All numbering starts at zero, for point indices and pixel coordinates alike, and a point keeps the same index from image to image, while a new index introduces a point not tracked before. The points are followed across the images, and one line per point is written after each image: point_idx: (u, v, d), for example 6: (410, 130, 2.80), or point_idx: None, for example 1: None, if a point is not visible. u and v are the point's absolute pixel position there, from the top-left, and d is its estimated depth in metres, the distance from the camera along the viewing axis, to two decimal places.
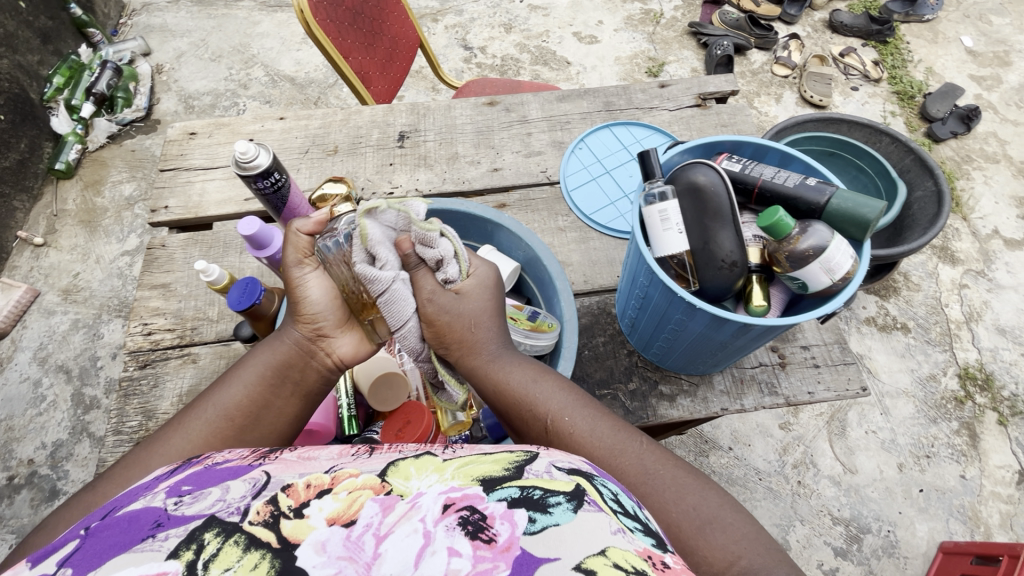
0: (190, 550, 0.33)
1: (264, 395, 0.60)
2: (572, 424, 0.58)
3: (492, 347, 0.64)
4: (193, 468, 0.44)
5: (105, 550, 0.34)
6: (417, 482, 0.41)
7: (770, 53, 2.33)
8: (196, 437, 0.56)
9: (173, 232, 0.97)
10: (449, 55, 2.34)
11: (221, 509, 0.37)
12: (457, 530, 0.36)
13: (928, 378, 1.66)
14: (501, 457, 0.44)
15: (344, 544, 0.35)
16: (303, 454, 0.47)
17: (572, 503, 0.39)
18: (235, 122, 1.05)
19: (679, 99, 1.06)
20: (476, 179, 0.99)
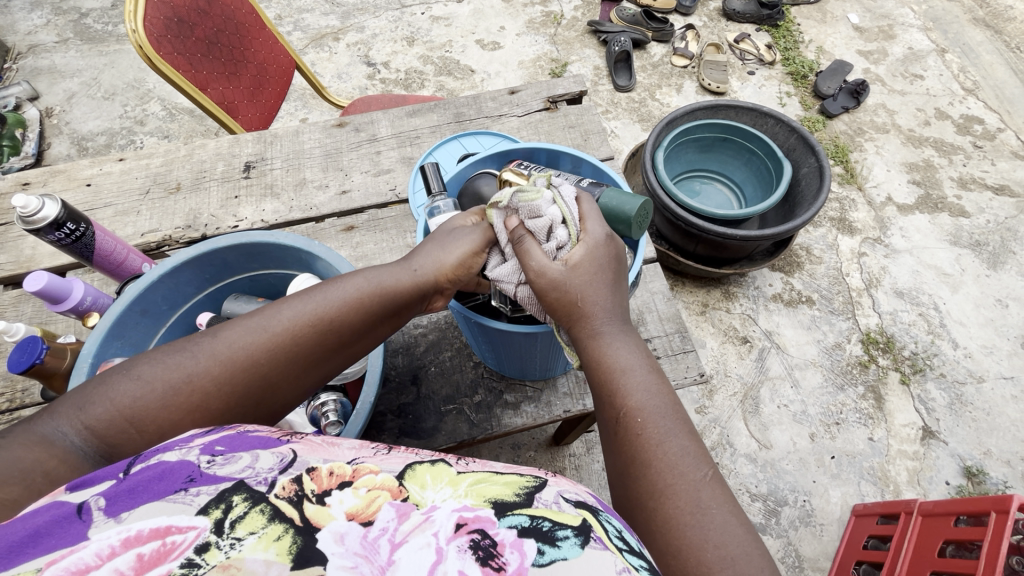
0: (218, 510, 0.36)
1: (362, 316, 0.61)
2: (650, 425, 0.56)
3: (611, 323, 0.63)
4: (226, 432, 0.46)
5: (140, 495, 0.37)
6: (433, 493, 0.40)
7: (668, 46, 2.39)
8: (286, 338, 0.57)
9: (5, 290, 0.92)
10: (352, 73, 2.31)
11: (251, 475, 0.39)
12: (468, 553, 0.35)
13: (833, 347, 1.72)
14: (512, 479, 0.43)
15: (359, 542, 0.36)
16: (328, 439, 0.47)
17: (581, 537, 0.38)
18: (72, 168, 1.01)
19: (528, 104, 1.07)
20: (324, 204, 0.97)
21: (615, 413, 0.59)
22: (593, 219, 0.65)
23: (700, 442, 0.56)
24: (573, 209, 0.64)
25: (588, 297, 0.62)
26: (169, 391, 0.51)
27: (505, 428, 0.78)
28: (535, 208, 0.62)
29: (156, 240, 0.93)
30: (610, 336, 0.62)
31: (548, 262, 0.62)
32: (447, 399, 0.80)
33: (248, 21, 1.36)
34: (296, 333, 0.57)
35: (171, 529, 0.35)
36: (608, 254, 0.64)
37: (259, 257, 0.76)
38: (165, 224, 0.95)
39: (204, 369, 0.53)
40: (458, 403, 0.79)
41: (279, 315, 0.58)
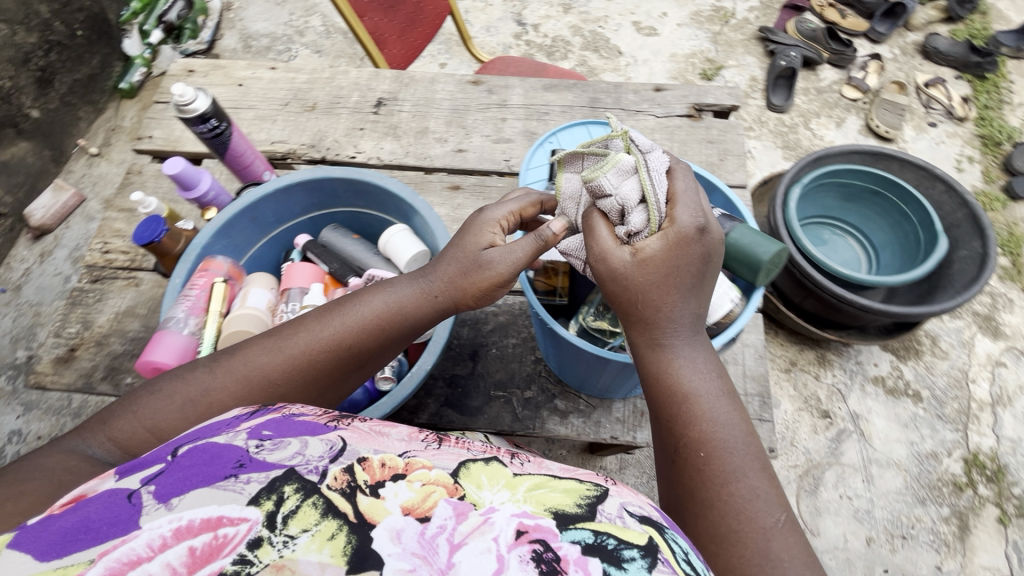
0: (269, 502, 0.35)
1: (383, 336, 0.60)
2: (718, 461, 0.52)
3: (683, 336, 0.56)
4: (272, 413, 0.45)
5: (189, 481, 0.37)
6: (490, 494, 0.38)
7: (843, 72, 2.13)
8: (302, 356, 0.57)
9: (152, 162, 1.02)
10: (500, 29, 2.29)
11: (301, 463, 0.38)
12: (530, 564, 0.33)
13: (928, 455, 1.51)
14: (573, 486, 0.40)
15: (417, 541, 0.34)
16: (375, 425, 0.46)
17: (647, 559, 0.35)
18: (230, 66, 1.08)
19: (670, 106, 0.99)
20: (438, 157, 0.97)
21: (679, 441, 0.54)
22: (685, 201, 0.54)
23: (769, 476, 0.52)
24: (659, 184, 0.54)
25: (659, 309, 0.54)
26: (189, 403, 0.54)
27: (546, 433, 0.75)
28: (598, 187, 0.54)
29: (281, 151, 0.99)
30: (677, 349, 0.55)
31: (613, 246, 0.55)
32: (498, 384, 0.79)
33: None
34: (312, 353, 0.57)
35: (223, 521, 0.34)
36: (698, 253, 0.53)
37: (367, 196, 0.77)
38: (293, 138, 1.00)
39: (225, 389, 0.54)
40: (509, 392, 0.78)
41: (293, 336, 0.58)
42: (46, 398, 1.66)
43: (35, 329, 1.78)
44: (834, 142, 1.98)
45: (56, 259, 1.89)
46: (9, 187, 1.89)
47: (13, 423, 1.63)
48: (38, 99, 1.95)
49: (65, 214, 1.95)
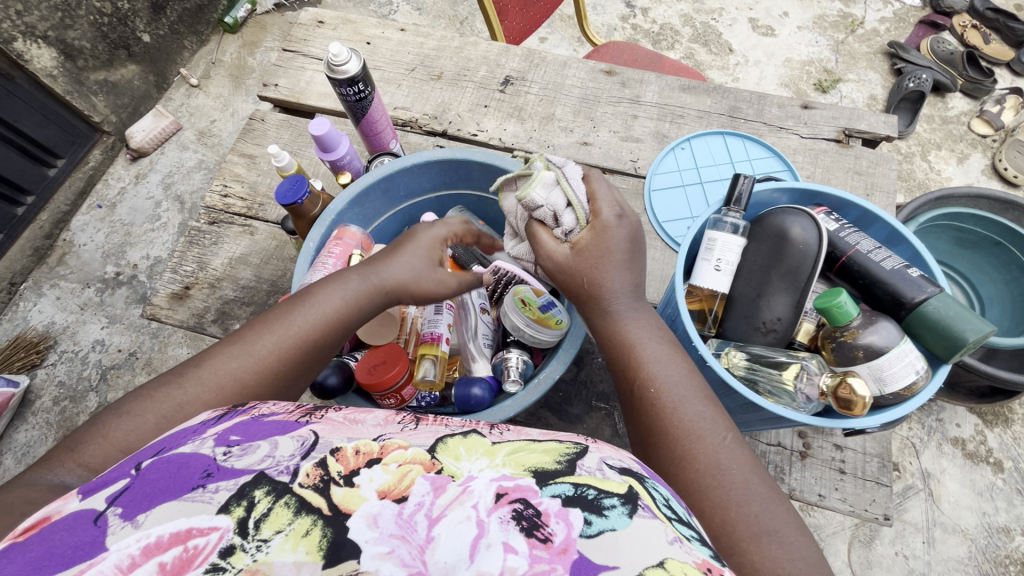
0: (241, 508, 0.31)
1: (348, 326, 0.55)
2: (666, 395, 0.50)
3: (623, 299, 0.56)
4: (241, 417, 0.41)
5: (154, 495, 0.33)
6: (469, 464, 0.35)
7: (976, 103, 1.95)
8: (272, 353, 0.51)
9: (275, 111, 1.03)
10: (608, 8, 2.17)
11: (271, 465, 0.34)
12: (512, 523, 0.31)
13: (999, 529, 1.41)
14: (551, 446, 0.38)
15: (395, 522, 0.31)
16: (349, 415, 0.42)
17: (628, 505, 0.33)
18: (361, 22, 1.07)
19: (817, 128, 0.92)
20: (561, 147, 0.93)
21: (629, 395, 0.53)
22: (603, 194, 0.57)
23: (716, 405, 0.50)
24: (580, 191, 0.57)
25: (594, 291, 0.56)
26: (163, 420, 0.46)
27: None
28: (530, 201, 0.57)
29: (404, 118, 0.97)
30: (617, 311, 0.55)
31: (554, 247, 0.57)
32: (602, 396, 0.77)
33: None
34: (280, 350, 0.52)
35: (192, 532, 0.30)
36: (621, 237, 0.56)
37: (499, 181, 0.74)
38: (416, 105, 0.98)
39: (208, 404, 0.47)
40: (610, 405, 0.76)
41: (253, 340, 0.52)
42: (130, 315, 1.74)
43: (125, 247, 1.85)
44: (952, 180, 1.83)
45: (150, 183, 1.96)
46: (114, 107, 1.95)
47: (98, 333, 1.72)
48: (149, 24, 1.97)
49: (161, 140, 2.00)
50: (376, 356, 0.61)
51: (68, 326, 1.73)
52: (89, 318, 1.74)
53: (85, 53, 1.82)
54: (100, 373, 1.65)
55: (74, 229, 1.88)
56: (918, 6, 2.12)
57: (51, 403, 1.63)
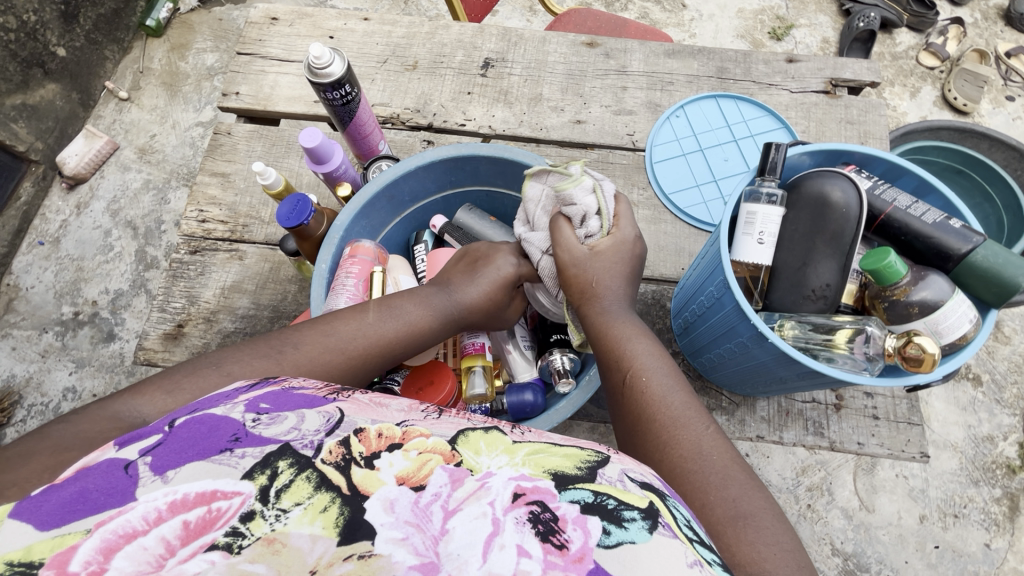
0: (264, 476, 0.29)
1: (424, 339, 0.58)
2: (653, 386, 0.51)
3: (607, 303, 0.58)
4: (273, 386, 0.39)
5: (185, 451, 0.31)
6: (488, 459, 0.33)
7: (921, 37, 2.00)
8: (356, 357, 0.53)
9: (240, 121, 0.95)
10: None
11: (297, 438, 0.32)
12: (526, 525, 0.29)
13: (984, 438, 1.51)
14: (574, 449, 0.35)
15: (411, 509, 0.29)
16: (376, 396, 0.39)
17: (648, 520, 0.31)
18: (319, 15, 0.99)
19: (805, 81, 0.92)
20: (554, 128, 0.90)
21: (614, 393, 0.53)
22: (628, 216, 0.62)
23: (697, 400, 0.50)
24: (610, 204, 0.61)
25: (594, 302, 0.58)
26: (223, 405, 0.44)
27: None
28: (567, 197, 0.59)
29: (385, 115, 0.91)
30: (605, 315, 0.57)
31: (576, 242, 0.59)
32: None
33: None
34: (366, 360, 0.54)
35: (216, 494, 0.28)
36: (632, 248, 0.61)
37: (509, 174, 0.71)
38: (395, 100, 0.92)
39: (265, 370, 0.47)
40: None
41: (346, 335, 0.53)
42: (99, 355, 1.62)
43: (79, 284, 1.71)
44: (907, 114, 1.90)
45: (94, 211, 1.80)
46: (38, 132, 1.77)
47: (66, 380, 1.59)
48: (63, 35, 1.80)
49: (98, 163, 1.84)
50: (421, 378, 0.64)
51: (30, 377, 1.59)
52: (53, 365, 1.61)
53: None
54: None
55: (17, 271, 1.72)
56: None
57: None
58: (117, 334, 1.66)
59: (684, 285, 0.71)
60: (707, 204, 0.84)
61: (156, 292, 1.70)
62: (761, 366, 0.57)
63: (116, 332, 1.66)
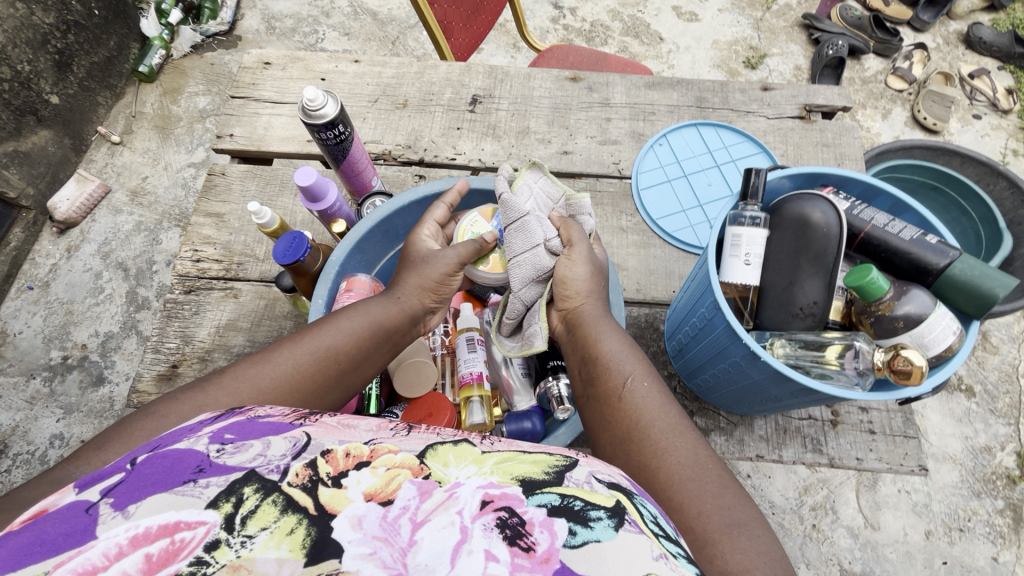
0: (228, 504, 0.28)
1: (376, 341, 0.58)
2: (645, 391, 0.52)
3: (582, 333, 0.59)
4: (238, 416, 0.37)
5: (146, 485, 0.29)
6: (456, 470, 0.33)
7: (888, 62, 2.10)
8: (304, 369, 0.51)
9: (234, 162, 0.97)
10: (537, 12, 2.18)
11: (262, 464, 0.31)
12: (495, 531, 0.29)
13: (982, 449, 1.51)
14: (541, 456, 0.36)
15: (380, 524, 0.29)
16: (344, 418, 0.38)
17: (614, 518, 0.31)
18: (311, 58, 1.02)
19: (780, 107, 0.96)
20: (543, 160, 0.93)
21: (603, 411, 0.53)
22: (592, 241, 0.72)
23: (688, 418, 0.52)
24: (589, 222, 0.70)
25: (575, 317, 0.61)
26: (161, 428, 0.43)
27: None
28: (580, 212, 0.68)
29: (377, 151, 0.94)
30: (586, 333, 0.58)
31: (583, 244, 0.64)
32: None
33: None
34: (315, 367, 0.52)
35: (180, 525, 0.27)
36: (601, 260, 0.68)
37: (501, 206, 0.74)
38: (387, 137, 0.95)
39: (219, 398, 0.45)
40: None
41: (284, 352, 0.51)
42: (88, 400, 1.59)
43: (68, 328, 1.69)
44: (881, 135, 1.97)
45: (85, 254, 1.80)
46: (30, 178, 1.77)
47: (54, 427, 1.56)
48: (56, 83, 1.82)
49: (90, 206, 1.85)
50: (420, 410, 0.64)
51: (16, 426, 1.55)
52: (40, 412, 1.57)
53: None
54: None
55: (6, 317, 1.70)
56: None
57: None
58: (107, 377, 1.63)
59: (675, 309, 0.72)
60: (694, 227, 0.86)
61: (148, 334, 1.69)
62: (756, 385, 0.58)
63: (106, 376, 1.63)
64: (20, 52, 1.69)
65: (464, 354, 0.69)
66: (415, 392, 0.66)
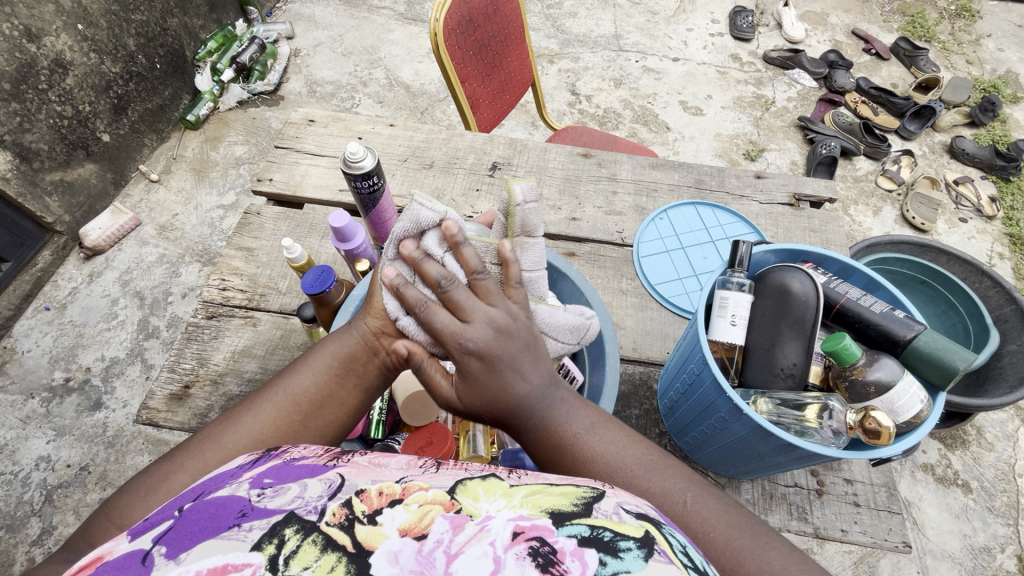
0: (271, 545, 0.31)
1: (329, 380, 0.60)
2: (616, 481, 0.52)
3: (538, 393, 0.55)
4: (273, 461, 0.42)
5: (194, 533, 0.33)
6: (487, 504, 0.36)
7: (877, 164, 2.26)
8: (265, 423, 0.57)
9: (269, 204, 1.05)
10: (555, 96, 2.39)
11: (301, 505, 0.35)
12: (527, 559, 0.31)
13: (980, 549, 1.47)
14: (569, 489, 0.38)
15: (415, 558, 0.31)
16: (374, 459, 0.43)
17: (643, 549, 0.33)
18: (351, 120, 1.15)
19: (771, 194, 1.06)
20: (552, 224, 1.01)
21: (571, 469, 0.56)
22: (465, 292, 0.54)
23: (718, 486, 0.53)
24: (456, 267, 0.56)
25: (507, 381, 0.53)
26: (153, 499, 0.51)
27: None
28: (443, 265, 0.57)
29: (402, 205, 1.02)
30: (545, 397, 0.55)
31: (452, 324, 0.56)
32: None
33: (515, 34, 1.46)
34: (273, 417, 0.57)
35: (227, 567, 0.30)
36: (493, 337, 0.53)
37: None
38: (412, 192, 1.04)
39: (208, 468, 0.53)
40: None
41: (249, 410, 0.58)
42: (81, 424, 1.59)
43: (76, 350, 1.72)
44: (872, 230, 2.08)
45: (105, 280, 1.87)
46: (69, 207, 1.87)
47: (42, 448, 1.55)
48: (110, 124, 1.97)
49: (119, 236, 1.94)
50: (419, 438, 0.68)
51: (5, 444, 1.55)
52: (32, 432, 1.57)
53: (42, 155, 1.76)
54: (45, 495, 1.47)
55: (17, 334, 1.74)
56: (815, 87, 2.49)
57: None
58: (104, 403, 1.64)
59: (666, 368, 0.77)
60: (689, 294, 0.92)
61: (153, 363, 1.72)
62: (742, 442, 0.60)
63: (103, 401, 1.64)
64: (84, 95, 1.85)
65: None
66: (420, 421, 0.71)
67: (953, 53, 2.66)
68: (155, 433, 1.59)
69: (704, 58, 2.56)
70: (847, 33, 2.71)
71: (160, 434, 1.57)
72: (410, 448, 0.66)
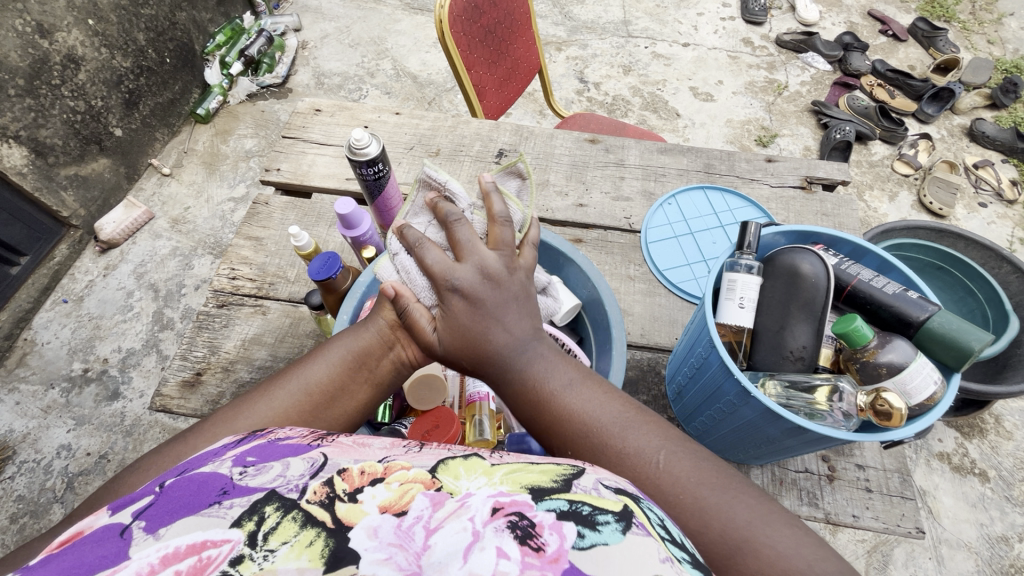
0: (252, 521, 0.31)
1: (342, 373, 0.59)
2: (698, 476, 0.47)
3: (517, 353, 0.55)
4: (258, 440, 0.42)
5: (174, 510, 0.32)
6: (467, 482, 0.36)
7: (894, 148, 2.21)
8: (278, 409, 0.55)
9: (277, 193, 1.06)
10: (563, 84, 2.36)
11: (282, 483, 0.35)
12: (506, 531, 0.31)
13: (997, 538, 1.44)
14: (550, 466, 0.38)
15: (394, 533, 0.31)
16: (359, 439, 0.43)
17: (622, 522, 0.33)
18: (356, 108, 1.15)
19: (783, 177, 1.04)
20: (559, 210, 1.00)
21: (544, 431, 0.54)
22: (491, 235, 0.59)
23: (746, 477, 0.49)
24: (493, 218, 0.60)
25: (490, 327, 0.54)
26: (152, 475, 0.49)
27: None
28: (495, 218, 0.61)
29: (409, 193, 1.02)
30: (525, 347, 0.55)
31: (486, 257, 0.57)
32: None
33: (521, 20, 1.44)
34: (288, 406, 0.55)
35: (206, 544, 0.30)
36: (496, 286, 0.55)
37: None
38: (418, 180, 1.04)
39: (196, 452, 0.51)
40: None
41: (262, 394, 0.56)
42: (99, 414, 1.62)
43: (93, 342, 1.76)
44: (888, 216, 2.04)
45: (120, 273, 1.89)
46: (84, 201, 1.90)
47: (63, 437, 1.58)
48: (122, 118, 1.99)
49: (133, 230, 1.97)
50: (426, 422, 0.68)
51: (28, 433, 1.59)
52: (53, 421, 1.61)
53: (57, 149, 1.79)
54: (66, 482, 1.51)
55: (36, 327, 1.78)
56: (829, 71, 2.44)
57: (6, 523, 1.45)
58: (122, 392, 1.67)
59: (673, 353, 0.76)
60: (698, 280, 0.91)
61: (167, 353, 1.75)
62: (750, 425, 0.60)
63: (120, 391, 1.67)
64: (96, 89, 1.87)
65: (473, 375, 0.74)
66: (425, 406, 0.71)
67: (974, 33, 2.58)
68: (171, 422, 1.62)
69: (715, 43, 2.51)
70: (863, 14, 2.65)
71: (176, 423, 1.60)
72: (416, 433, 0.67)
